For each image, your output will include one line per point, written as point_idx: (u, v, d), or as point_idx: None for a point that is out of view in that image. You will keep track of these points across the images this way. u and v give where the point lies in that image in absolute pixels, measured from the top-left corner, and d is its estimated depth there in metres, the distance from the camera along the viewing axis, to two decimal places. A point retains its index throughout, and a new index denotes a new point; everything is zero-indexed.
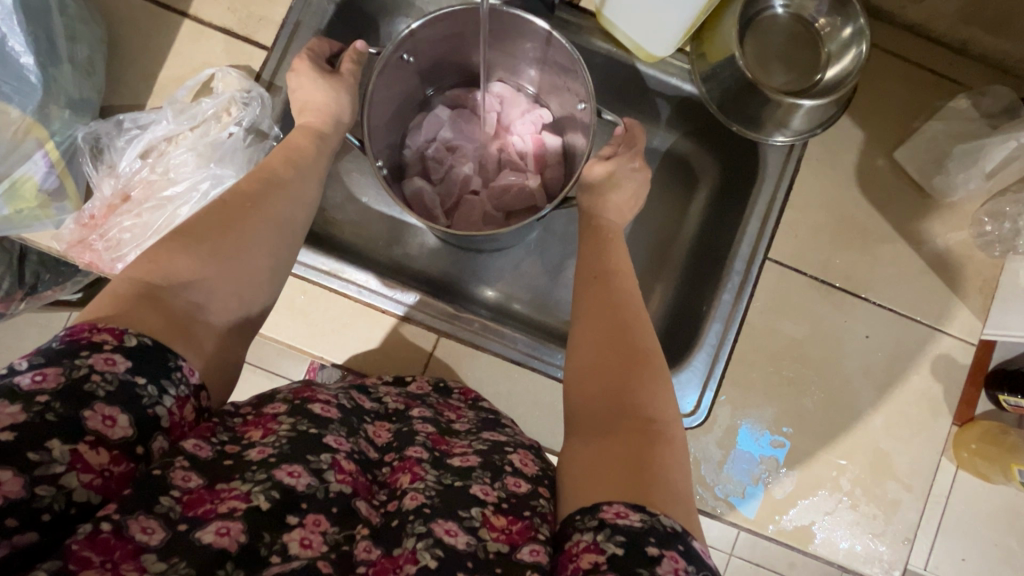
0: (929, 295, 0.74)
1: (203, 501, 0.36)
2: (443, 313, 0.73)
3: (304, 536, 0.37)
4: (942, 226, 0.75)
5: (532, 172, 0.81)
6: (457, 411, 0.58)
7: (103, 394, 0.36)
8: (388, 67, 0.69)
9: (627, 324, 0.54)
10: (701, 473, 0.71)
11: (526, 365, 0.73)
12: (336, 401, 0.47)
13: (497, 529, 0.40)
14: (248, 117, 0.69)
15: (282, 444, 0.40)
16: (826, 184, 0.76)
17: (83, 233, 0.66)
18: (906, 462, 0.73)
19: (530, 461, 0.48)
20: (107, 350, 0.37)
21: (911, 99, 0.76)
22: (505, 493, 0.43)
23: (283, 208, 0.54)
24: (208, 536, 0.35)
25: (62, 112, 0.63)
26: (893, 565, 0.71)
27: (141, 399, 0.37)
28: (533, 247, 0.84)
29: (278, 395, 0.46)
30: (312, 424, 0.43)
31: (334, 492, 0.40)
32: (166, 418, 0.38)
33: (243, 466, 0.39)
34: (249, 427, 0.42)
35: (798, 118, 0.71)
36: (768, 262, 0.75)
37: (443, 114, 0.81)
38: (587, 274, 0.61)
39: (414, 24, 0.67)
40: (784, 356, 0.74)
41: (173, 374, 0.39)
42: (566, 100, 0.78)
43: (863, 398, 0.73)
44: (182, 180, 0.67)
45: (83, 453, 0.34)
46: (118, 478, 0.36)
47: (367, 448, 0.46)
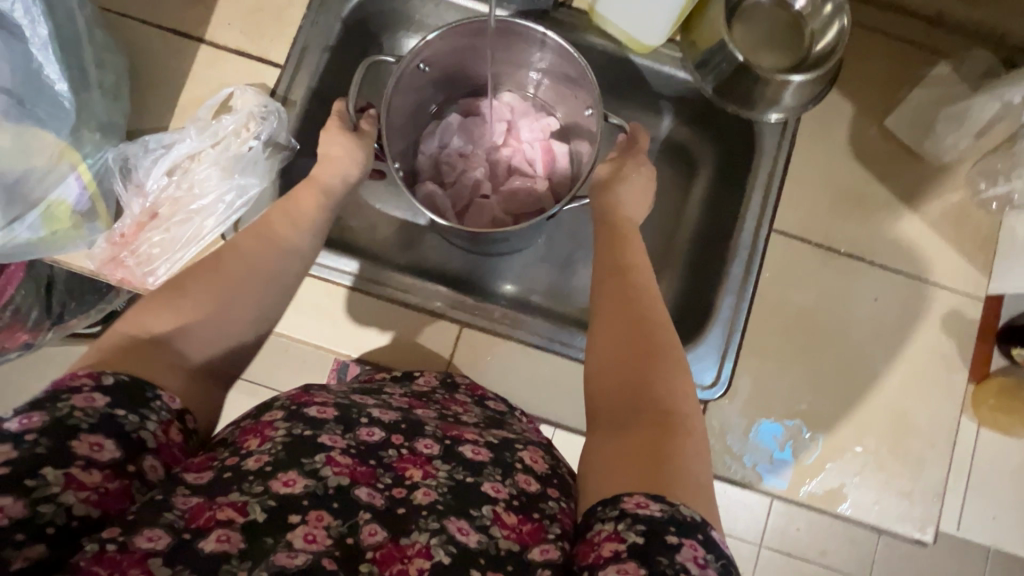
0: (933, 254, 0.76)
1: (203, 511, 0.37)
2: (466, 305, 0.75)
3: (308, 531, 0.38)
4: (939, 188, 0.77)
5: (540, 177, 0.84)
6: (463, 406, 0.60)
7: (88, 425, 0.36)
8: (405, 76, 0.73)
9: (633, 314, 0.54)
10: (727, 443, 0.72)
11: (547, 350, 0.75)
12: (333, 401, 0.49)
13: (508, 526, 0.42)
14: (267, 131, 0.72)
15: (277, 451, 0.42)
16: (821, 157, 0.78)
17: (114, 251, 0.69)
18: (928, 420, 0.74)
19: (540, 458, 0.50)
20: (87, 390, 0.37)
21: (897, 69, 0.79)
22: (515, 490, 0.45)
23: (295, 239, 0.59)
24: (208, 544, 0.36)
25: (94, 134, 0.66)
26: (926, 522, 0.72)
27: (124, 427, 0.38)
28: (550, 245, 0.88)
29: (277, 402, 0.48)
30: (306, 427, 0.44)
31: (333, 486, 0.41)
32: (152, 441, 0.39)
33: (241, 476, 0.40)
34: (247, 436, 0.44)
35: (789, 95, 0.74)
36: (774, 234, 0.77)
37: (455, 122, 0.84)
38: (603, 270, 0.62)
39: (427, 36, 0.71)
40: (798, 325, 0.75)
41: (152, 403, 0.40)
42: (573, 106, 0.82)
43: (878, 359, 0.74)
44: (207, 193, 0.70)
45: (76, 474, 0.35)
46: (114, 493, 0.36)
47: (370, 436, 0.46)
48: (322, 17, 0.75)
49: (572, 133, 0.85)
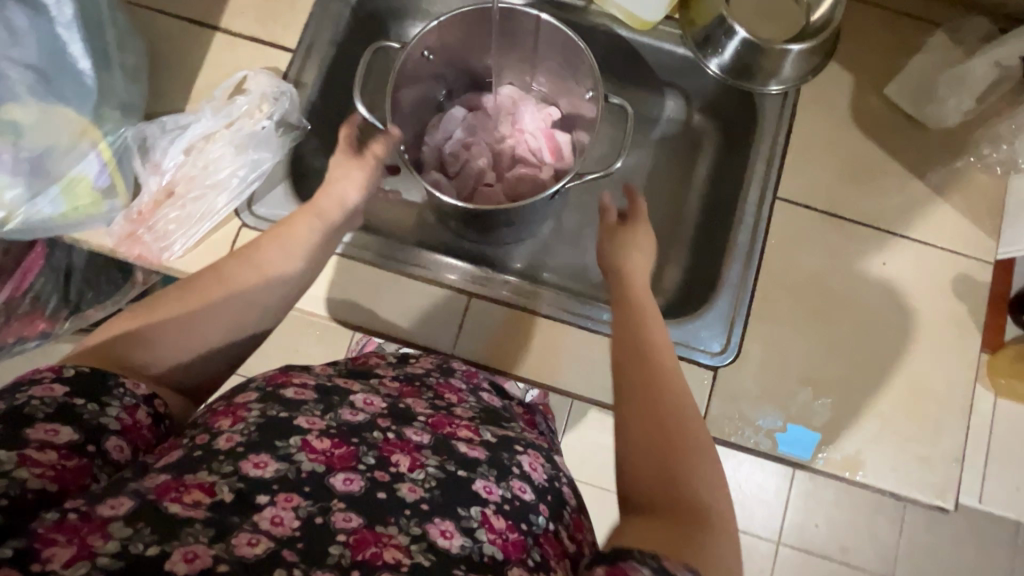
0: (940, 219, 0.76)
1: (171, 489, 0.36)
2: (479, 279, 0.77)
3: (275, 513, 0.37)
4: (943, 154, 0.78)
5: (545, 165, 0.84)
6: (458, 394, 0.56)
7: (43, 413, 0.37)
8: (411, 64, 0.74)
9: (660, 379, 0.47)
10: (739, 409, 0.72)
11: (555, 319, 0.76)
12: (312, 383, 0.48)
13: (494, 531, 0.40)
14: (278, 111, 0.74)
15: (249, 433, 0.40)
16: (822, 125, 0.79)
17: (131, 228, 0.71)
18: (944, 383, 0.73)
19: (539, 465, 0.48)
20: (47, 381, 0.39)
21: (895, 40, 0.80)
22: (508, 494, 0.43)
23: (287, 269, 0.58)
24: (174, 507, 0.35)
25: (115, 113, 0.69)
26: (946, 488, 0.71)
27: (82, 414, 0.39)
28: (563, 227, 0.90)
29: (251, 385, 0.46)
30: (282, 409, 0.43)
31: (306, 471, 0.39)
32: (115, 423, 0.40)
33: (212, 455, 0.39)
34: (220, 417, 0.42)
35: (789, 65, 0.77)
36: (779, 201, 0.77)
37: (458, 115, 0.84)
38: (622, 317, 0.54)
39: (432, 23, 0.71)
40: (806, 289, 0.75)
41: (114, 389, 0.41)
42: (576, 94, 0.80)
43: (888, 323, 0.74)
44: (221, 170, 0.72)
45: (30, 454, 0.35)
46: (72, 471, 0.36)
47: (353, 416, 0.45)
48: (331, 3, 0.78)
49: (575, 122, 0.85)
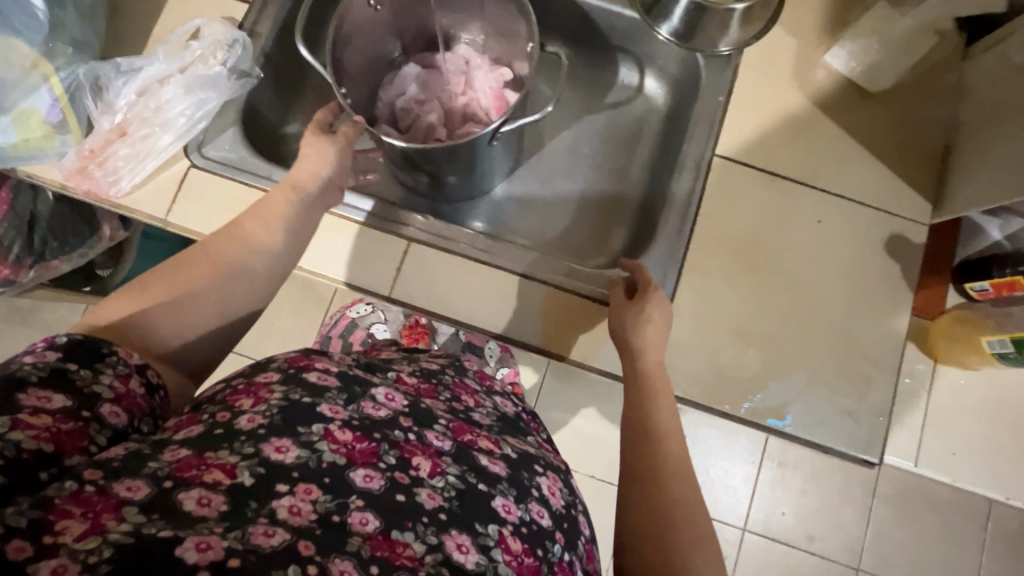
0: (875, 180, 0.78)
1: (191, 466, 0.37)
2: (435, 231, 0.80)
3: (293, 503, 0.37)
4: (882, 118, 0.79)
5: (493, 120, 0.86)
6: (474, 397, 0.58)
7: (36, 378, 0.39)
8: (356, 12, 0.74)
9: (667, 471, 0.53)
10: (669, 359, 0.73)
11: (489, 264, 0.79)
12: (334, 370, 0.48)
13: (511, 552, 0.42)
14: (232, 59, 0.76)
15: (272, 415, 0.41)
16: (765, 89, 0.80)
17: (83, 163, 0.73)
18: (872, 338, 0.74)
19: (556, 489, 0.52)
20: (40, 349, 0.40)
21: (837, 8, 0.82)
22: (526, 516, 0.45)
23: (266, 240, 0.62)
24: (189, 502, 0.36)
25: (66, 49, 0.71)
26: (872, 443, 0.71)
27: (75, 381, 0.40)
28: (515, 186, 0.92)
29: (273, 363, 0.47)
30: (306, 393, 0.44)
31: (327, 462, 0.40)
32: (109, 391, 0.41)
33: (233, 436, 0.39)
34: (239, 396, 0.43)
35: (735, 25, 0.77)
36: (718, 158, 0.79)
37: (411, 72, 0.87)
38: (634, 390, 0.61)
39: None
40: (740, 244, 0.76)
41: (109, 358, 0.43)
42: (518, 48, 0.82)
43: (819, 280, 0.75)
44: (171, 111, 0.74)
45: (23, 418, 0.36)
46: (68, 434, 0.38)
47: (375, 411, 0.46)
48: None
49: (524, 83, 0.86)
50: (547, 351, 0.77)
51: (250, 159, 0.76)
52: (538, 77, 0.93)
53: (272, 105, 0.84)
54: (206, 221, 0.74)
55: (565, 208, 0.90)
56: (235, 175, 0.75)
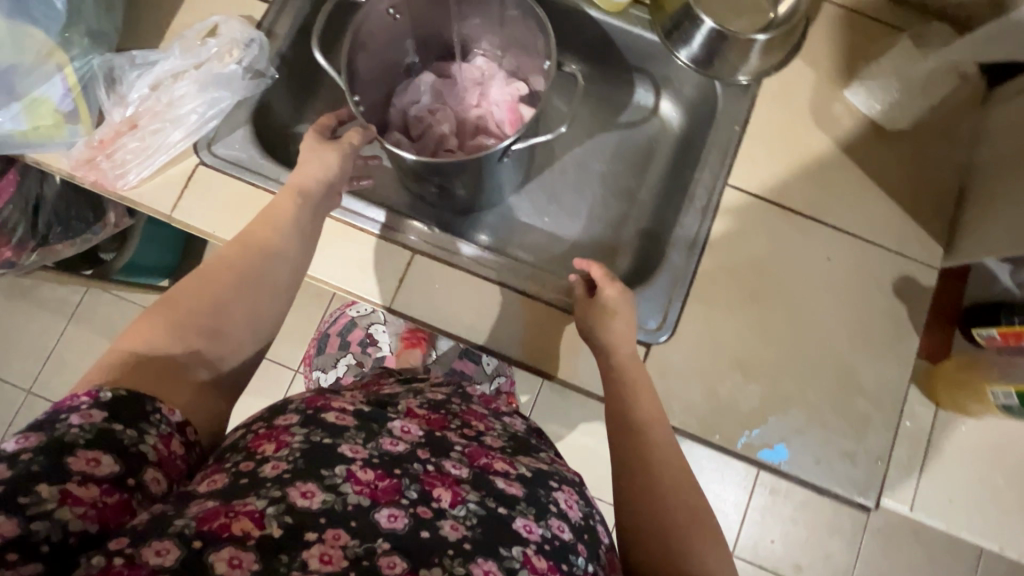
0: (887, 219, 0.77)
1: (217, 516, 0.39)
2: (437, 243, 0.80)
3: (324, 551, 0.39)
4: (899, 157, 0.78)
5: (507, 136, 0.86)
6: (483, 421, 0.62)
7: (83, 442, 0.41)
8: (372, 20, 0.74)
9: (654, 461, 0.58)
10: (668, 388, 0.72)
11: (499, 284, 0.78)
12: (350, 410, 0.52)
13: (536, 571, 0.43)
14: (247, 58, 0.76)
15: (296, 459, 0.44)
16: (781, 121, 0.80)
17: (91, 154, 0.73)
18: (875, 380, 0.73)
19: (574, 502, 0.52)
20: (85, 408, 0.42)
21: (859, 44, 0.80)
22: (547, 533, 0.46)
23: (277, 241, 0.63)
24: (220, 564, 0.37)
25: (83, 40, 0.70)
26: (869, 486, 0.70)
27: (122, 441, 0.42)
28: (524, 201, 0.91)
29: (290, 407, 0.51)
30: (326, 436, 0.47)
31: (352, 503, 0.43)
32: (152, 453, 0.43)
33: (260, 483, 0.42)
34: (262, 441, 0.47)
35: (755, 56, 0.78)
36: (730, 188, 0.78)
37: (428, 81, 0.86)
38: (617, 423, 0.62)
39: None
40: (746, 276, 0.75)
41: (151, 416, 0.45)
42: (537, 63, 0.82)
43: (824, 318, 0.74)
44: (183, 107, 0.74)
45: (72, 490, 0.39)
46: (112, 507, 0.40)
47: (393, 447, 0.49)
48: None
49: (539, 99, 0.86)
50: (545, 372, 0.76)
51: (258, 160, 0.75)
52: (552, 93, 0.92)
53: (283, 105, 0.84)
54: (209, 219, 0.74)
55: (573, 227, 0.90)
56: (242, 175, 0.74)
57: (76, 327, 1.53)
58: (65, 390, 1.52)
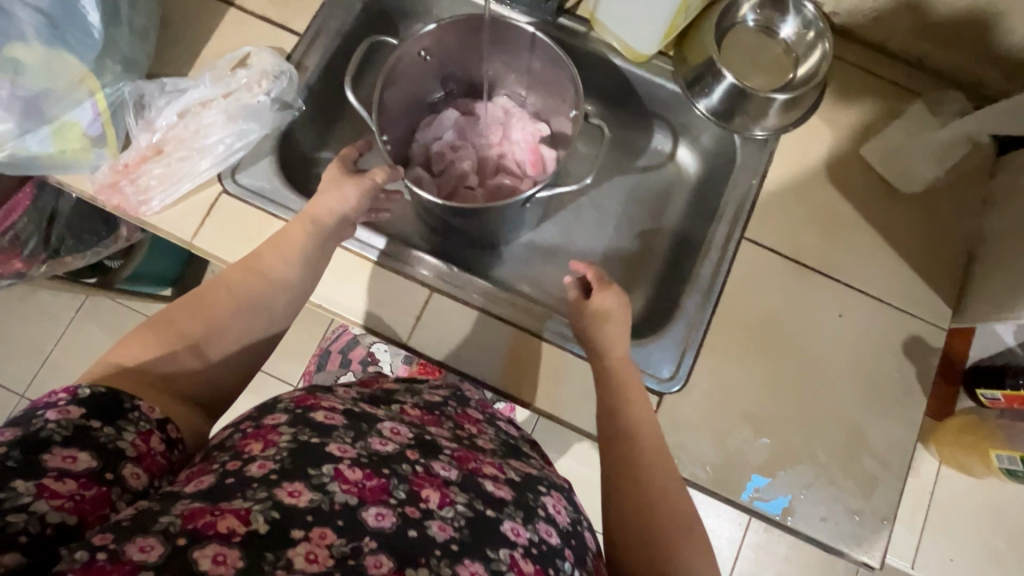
0: (898, 280, 0.78)
1: (204, 514, 0.38)
2: (451, 279, 0.80)
3: (310, 550, 0.38)
4: (910, 217, 0.79)
5: (526, 177, 0.87)
6: (476, 426, 0.62)
7: (60, 437, 0.41)
8: (403, 61, 0.76)
9: (639, 462, 0.59)
10: (680, 439, 0.73)
11: (515, 325, 0.78)
12: (340, 410, 0.51)
13: (523, 573, 0.43)
14: (277, 89, 0.77)
15: (282, 459, 0.43)
16: (797, 176, 0.81)
17: (115, 178, 0.73)
18: (883, 439, 0.74)
19: (562, 508, 0.53)
20: (63, 405, 0.42)
21: (875, 106, 0.82)
22: (534, 538, 0.46)
23: (291, 278, 0.65)
24: (205, 561, 0.36)
25: (116, 67, 0.71)
26: (875, 545, 0.71)
27: (98, 438, 0.42)
28: (540, 239, 0.92)
29: (279, 406, 0.50)
30: (313, 434, 0.46)
31: (340, 502, 0.42)
32: (130, 449, 0.43)
33: (245, 484, 0.41)
34: (249, 440, 0.46)
35: (773, 113, 0.79)
36: (746, 241, 0.79)
37: (451, 118, 0.87)
38: (609, 427, 0.64)
39: (430, 26, 0.74)
40: (758, 328, 0.76)
41: (130, 414, 0.45)
42: (562, 109, 0.83)
43: (835, 375, 0.75)
44: (211, 136, 0.75)
45: (49, 483, 0.39)
46: (90, 500, 0.40)
47: (382, 446, 0.48)
48: None
49: (560, 142, 0.88)
50: (556, 416, 0.76)
51: (281, 190, 0.76)
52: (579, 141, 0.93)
53: (307, 135, 0.85)
54: (229, 247, 0.73)
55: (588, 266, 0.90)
56: (264, 205, 0.75)
57: (75, 334, 1.52)
58: None
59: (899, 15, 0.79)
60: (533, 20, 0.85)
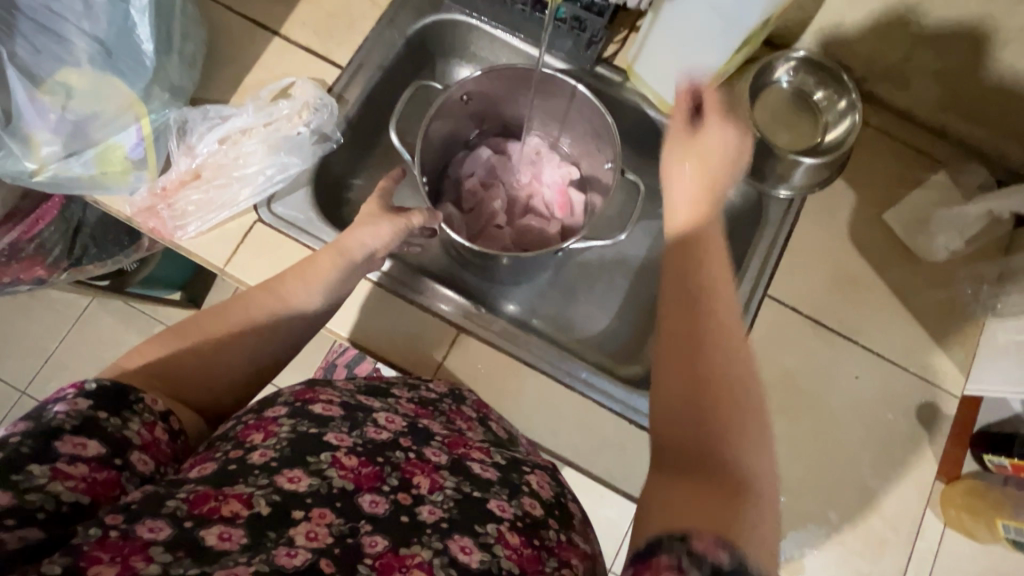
0: (915, 346, 0.79)
1: (208, 499, 0.40)
2: (471, 316, 0.80)
3: (309, 529, 0.41)
4: (929, 284, 0.81)
5: (554, 218, 0.88)
6: (468, 422, 0.60)
7: (70, 426, 0.39)
8: (447, 105, 0.79)
9: (711, 350, 0.42)
10: None
11: (536, 368, 0.78)
12: (337, 400, 0.52)
13: (510, 546, 0.44)
14: (317, 121, 0.78)
15: (282, 447, 0.45)
16: (822, 236, 0.83)
17: (153, 202, 0.74)
18: (894, 503, 0.75)
19: (545, 484, 0.53)
20: (70, 396, 0.40)
21: (900, 172, 0.85)
22: (519, 512, 0.47)
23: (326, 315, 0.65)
24: (211, 538, 0.38)
25: (163, 94, 0.72)
26: None
27: (107, 428, 0.41)
28: (562, 277, 0.93)
29: (279, 399, 0.51)
30: (312, 425, 0.48)
31: (337, 487, 0.44)
32: (137, 438, 0.42)
33: (246, 470, 0.43)
34: (250, 431, 0.46)
35: (799, 174, 0.81)
36: (768, 298, 0.81)
37: (484, 156, 0.89)
38: (672, 304, 0.46)
39: (476, 73, 0.77)
40: (776, 385, 0.78)
41: (135, 406, 0.43)
42: (598, 160, 0.85)
43: (851, 436, 0.77)
44: (250, 165, 0.75)
45: (62, 467, 0.38)
46: (102, 483, 0.39)
47: (377, 434, 0.50)
48: (388, 33, 0.83)
49: (590, 185, 0.89)
50: (574, 462, 0.76)
51: (316, 222, 0.76)
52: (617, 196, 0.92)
53: (342, 164, 0.85)
54: (263, 276, 0.74)
55: (610, 309, 0.91)
56: (299, 236, 0.75)
57: (80, 334, 1.51)
58: None
59: (927, 87, 0.81)
60: (570, 67, 0.86)
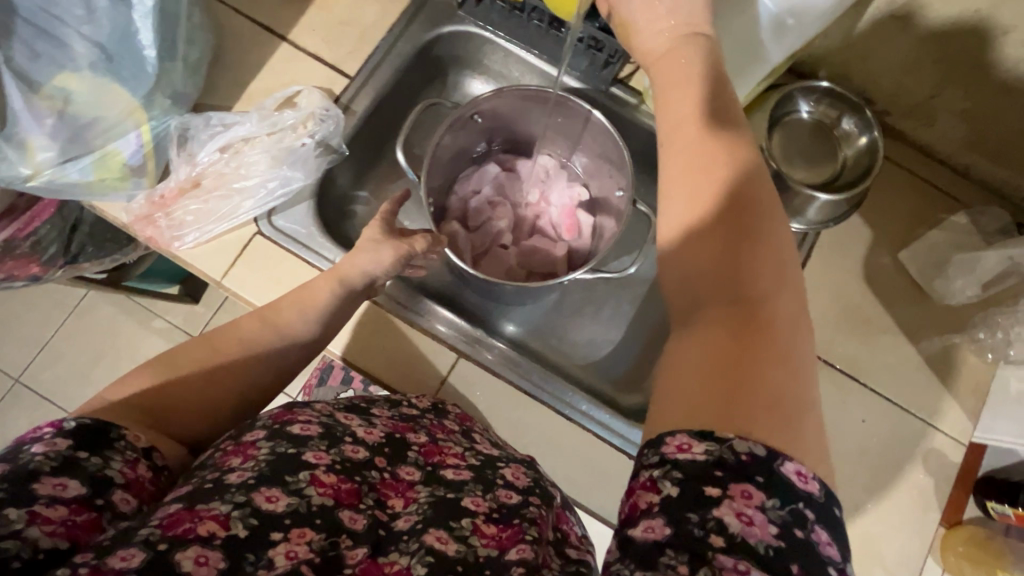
0: (924, 391, 0.78)
1: (183, 521, 0.37)
2: (468, 336, 0.78)
3: (289, 548, 0.39)
4: (942, 327, 0.79)
5: (561, 241, 0.86)
6: (450, 434, 0.60)
7: (49, 468, 0.37)
8: (458, 122, 0.77)
9: (720, 203, 0.41)
10: None
11: (533, 396, 0.76)
12: (316, 421, 0.50)
13: (486, 535, 0.44)
14: (322, 132, 0.75)
15: (261, 467, 0.42)
16: (835, 273, 0.81)
17: (150, 210, 0.72)
18: (896, 551, 0.73)
19: (521, 475, 0.54)
20: (49, 436, 0.39)
21: (917, 210, 0.83)
22: (494, 505, 0.48)
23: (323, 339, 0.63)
24: (187, 563, 0.35)
25: (165, 101, 0.71)
26: None
27: (88, 468, 0.39)
28: (565, 299, 0.91)
29: (257, 422, 0.48)
30: (290, 445, 0.45)
31: (317, 504, 0.42)
32: (119, 477, 0.40)
33: (222, 488, 0.40)
34: (229, 456, 0.44)
35: (814, 210, 0.79)
36: None
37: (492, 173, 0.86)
38: (678, 159, 0.44)
39: (488, 91, 0.75)
40: None
41: (117, 443, 0.41)
42: (609, 184, 0.83)
43: (855, 480, 0.75)
44: (252, 176, 0.73)
45: (40, 510, 0.36)
46: (83, 525, 0.37)
47: (354, 453, 0.48)
48: (400, 43, 0.81)
49: (599, 209, 0.87)
50: (572, 497, 0.74)
51: (317, 238, 0.74)
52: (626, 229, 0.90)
53: (347, 176, 0.83)
54: (263, 293, 0.72)
55: (611, 334, 0.89)
56: (300, 252, 0.73)
57: (77, 325, 1.49)
58: (54, 383, 1.47)
59: (953, 125, 0.79)
60: (585, 86, 0.83)
